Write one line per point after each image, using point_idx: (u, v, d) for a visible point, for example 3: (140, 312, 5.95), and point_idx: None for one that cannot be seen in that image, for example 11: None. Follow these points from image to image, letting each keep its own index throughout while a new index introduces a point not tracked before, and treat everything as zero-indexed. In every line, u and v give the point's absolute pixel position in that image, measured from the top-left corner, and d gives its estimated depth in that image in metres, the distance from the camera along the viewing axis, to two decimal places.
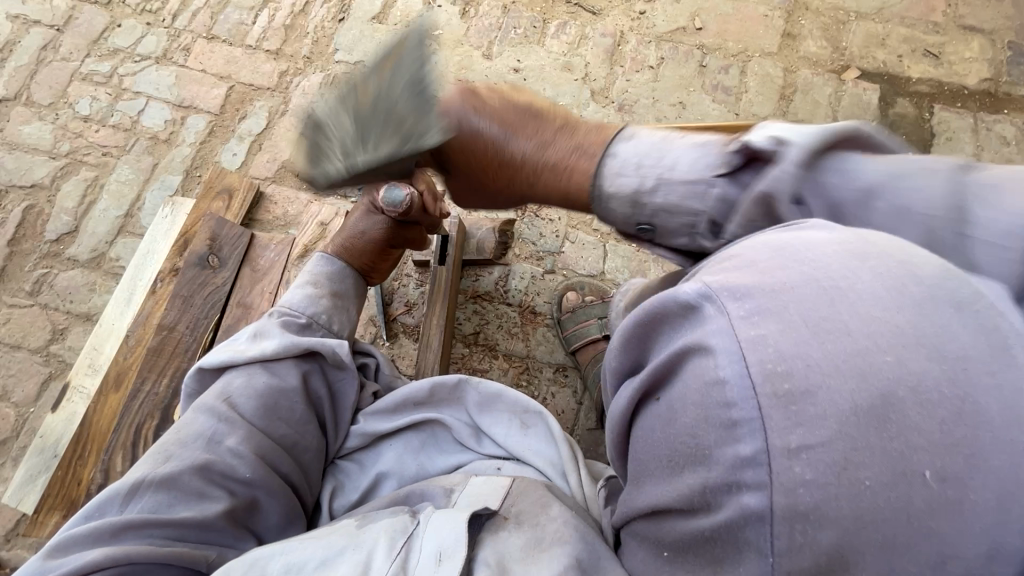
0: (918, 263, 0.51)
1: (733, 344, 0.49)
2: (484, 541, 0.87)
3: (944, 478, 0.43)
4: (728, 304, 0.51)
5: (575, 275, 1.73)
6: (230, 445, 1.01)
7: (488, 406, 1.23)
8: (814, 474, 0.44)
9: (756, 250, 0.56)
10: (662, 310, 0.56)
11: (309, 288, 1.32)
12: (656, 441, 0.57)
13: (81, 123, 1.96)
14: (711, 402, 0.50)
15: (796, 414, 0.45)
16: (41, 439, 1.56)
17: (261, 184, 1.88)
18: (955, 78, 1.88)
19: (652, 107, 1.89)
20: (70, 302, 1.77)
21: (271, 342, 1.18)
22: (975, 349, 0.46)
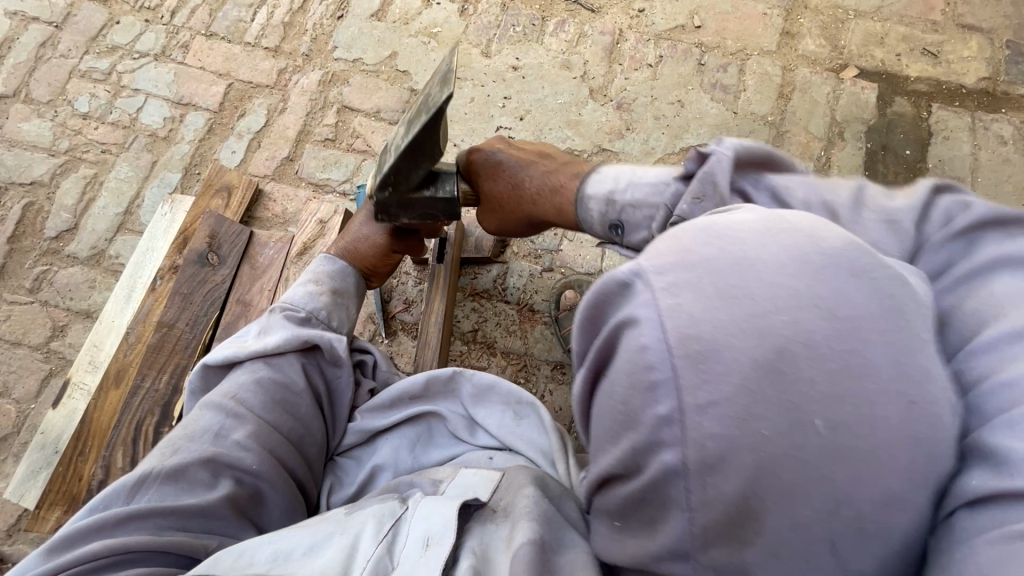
0: (824, 237, 0.59)
1: (655, 313, 0.57)
2: (472, 531, 0.91)
3: (831, 427, 0.52)
4: (653, 279, 0.59)
5: (573, 273, 1.73)
6: (236, 439, 1.02)
7: (482, 397, 1.24)
8: (719, 427, 0.53)
9: (683, 229, 0.63)
10: (603, 291, 0.63)
11: (311, 286, 1.32)
12: (599, 413, 0.64)
13: (81, 121, 1.96)
14: (637, 367, 0.58)
15: (704, 372, 0.54)
16: (42, 435, 1.57)
17: (261, 182, 1.89)
18: (954, 77, 1.88)
19: (651, 105, 1.90)
20: (70, 299, 1.77)
21: (274, 338, 1.19)
22: (866, 309, 0.55)
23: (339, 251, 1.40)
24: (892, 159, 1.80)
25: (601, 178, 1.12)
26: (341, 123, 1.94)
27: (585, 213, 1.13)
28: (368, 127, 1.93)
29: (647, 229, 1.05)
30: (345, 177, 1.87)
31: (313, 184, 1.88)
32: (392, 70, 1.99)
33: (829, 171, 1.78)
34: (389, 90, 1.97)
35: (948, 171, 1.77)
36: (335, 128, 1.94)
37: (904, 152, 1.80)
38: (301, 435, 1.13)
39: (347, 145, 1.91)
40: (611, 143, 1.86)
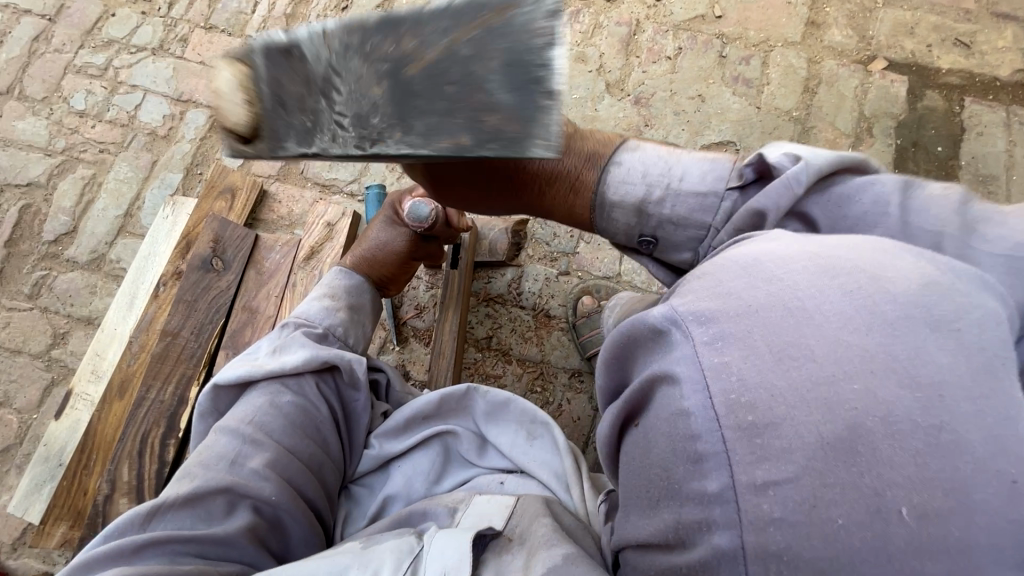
0: (893, 281, 0.54)
1: (698, 372, 0.53)
2: (487, 562, 0.86)
3: (922, 514, 0.44)
4: (694, 330, 0.56)
5: (590, 276, 1.67)
6: (254, 467, 0.96)
7: (496, 416, 1.20)
8: (783, 511, 0.47)
9: (726, 268, 0.61)
10: (637, 333, 0.61)
11: (326, 300, 1.26)
12: (634, 470, 0.59)
13: (77, 118, 1.89)
14: (678, 433, 0.53)
15: (761, 447, 0.48)
16: (45, 448, 1.53)
17: (265, 182, 1.82)
18: (988, 69, 1.80)
19: (670, 100, 1.82)
20: (71, 306, 1.72)
21: (290, 357, 1.13)
22: (953, 373, 0.48)
23: (354, 260, 1.35)
24: (923, 156, 1.72)
25: (626, 174, 0.93)
26: None
27: (607, 223, 0.96)
28: None
29: (693, 249, 0.91)
30: (353, 177, 1.81)
31: (320, 184, 1.81)
32: None
33: None
34: None
35: (982, 168, 1.70)
36: None
37: (935, 149, 1.73)
38: (320, 464, 1.07)
39: None
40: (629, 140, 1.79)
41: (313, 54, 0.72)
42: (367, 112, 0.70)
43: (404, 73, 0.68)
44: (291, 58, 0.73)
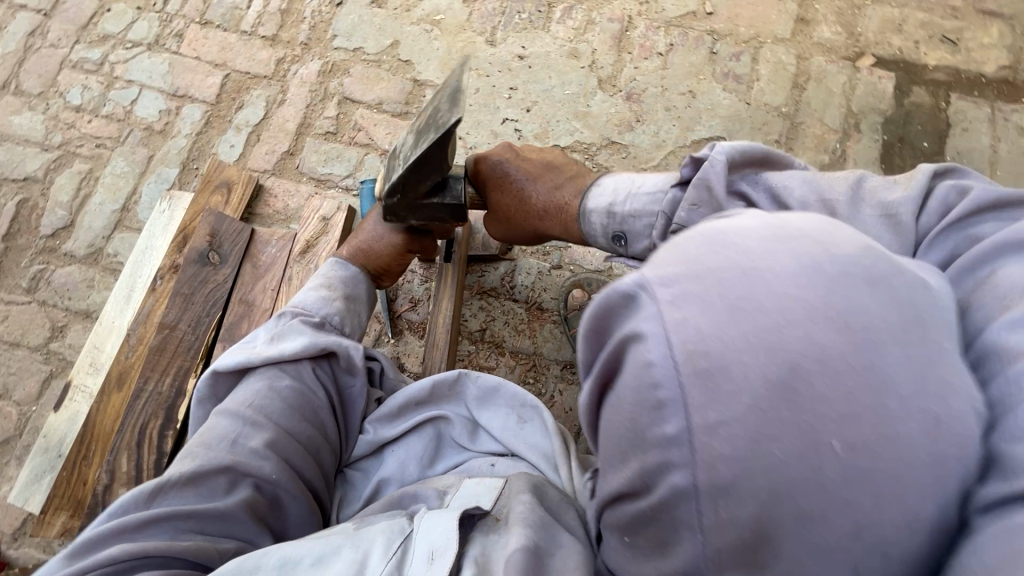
0: (836, 242, 0.55)
1: (660, 327, 0.53)
2: (474, 541, 0.89)
3: (853, 448, 0.47)
4: (657, 290, 0.55)
5: (582, 270, 1.70)
6: (253, 447, 0.99)
7: (487, 400, 1.23)
8: (732, 450, 0.49)
9: (688, 235, 0.59)
10: (607, 304, 0.59)
11: (323, 290, 1.29)
12: (608, 428, 0.60)
13: (73, 113, 1.90)
14: (643, 385, 0.54)
15: (713, 390, 0.50)
16: (45, 439, 1.55)
17: (260, 177, 1.83)
18: (973, 66, 1.83)
19: (661, 96, 1.84)
20: (69, 299, 1.74)
21: (288, 344, 1.16)
22: (885, 321, 0.50)
23: (349, 252, 1.38)
24: (909, 152, 1.75)
25: (600, 193, 1.14)
26: (342, 115, 1.88)
27: (588, 228, 1.15)
28: (370, 119, 1.87)
29: (648, 237, 1.05)
30: (348, 172, 1.82)
31: (316, 178, 1.83)
32: (394, 59, 1.93)
33: (844, 164, 1.74)
34: (392, 80, 1.91)
35: (967, 164, 1.73)
36: (336, 121, 1.88)
37: (922, 144, 1.76)
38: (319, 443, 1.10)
39: (349, 138, 1.86)
40: (621, 135, 1.81)
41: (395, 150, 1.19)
42: (408, 150, 1.12)
43: (418, 127, 1.12)
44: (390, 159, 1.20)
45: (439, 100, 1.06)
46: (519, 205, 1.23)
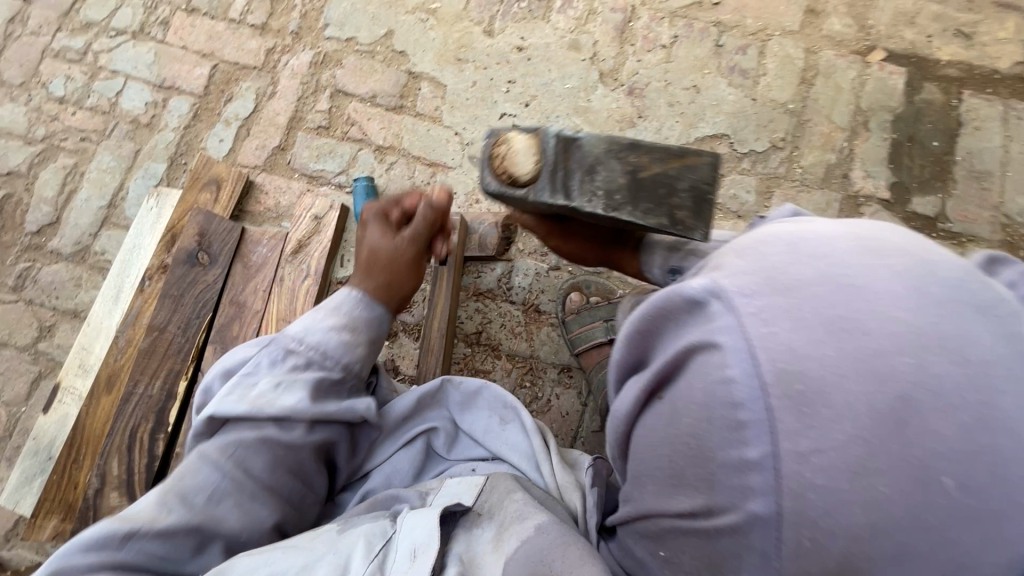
0: (942, 269, 0.57)
1: (742, 342, 0.53)
2: (458, 539, 0.90)
3: (963, 487, 0.47)
4: (738, 302, 0.56)
5: (581, 272, 1.66)
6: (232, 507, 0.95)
7: (468, 405, 1.22)
8: (826, 479, 0.49)
9: (773, 245, 0.63)
10: (667, 306, 0.61)
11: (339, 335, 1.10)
12: (659, 439, 0.63)
13: (57, 105, 1.84)
14: (718, 401, 0.55)
15: (808, 416, 0.50)
16: (34, 442, 1.52)
17: (251, 173, 1.78)
18: (987, 61, 1.77)
19: (664, 91, 1.78)
20: (56, 298, 1.70)
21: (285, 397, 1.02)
22: (994, 353, 0.51)
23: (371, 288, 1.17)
24: (918, 151, 1.70)
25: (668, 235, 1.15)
26: (335, 109, 1.83)
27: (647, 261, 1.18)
28: (364, 113, 1.82)
29: None
30: (341, 168, 1.77)
31: (307, 175, 1.78)
32: (388, 50, 1.87)
33: (851, 164, 1.70)
34: (386, 73, 1.85)
35: (976, 164, 1.68)
36: (328, 115, 1.82)
37: (932, 143, 1.71)
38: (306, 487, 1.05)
39: (342, 133, 1.80)
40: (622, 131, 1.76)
41: (587, 151, 1.00)
42: (614, 190, 0.99)
43: (641, 178, 0.99)
44: (569, 152, 1.01)
45: (679, 180, 0.99)
46: (608, 241, 1.24)
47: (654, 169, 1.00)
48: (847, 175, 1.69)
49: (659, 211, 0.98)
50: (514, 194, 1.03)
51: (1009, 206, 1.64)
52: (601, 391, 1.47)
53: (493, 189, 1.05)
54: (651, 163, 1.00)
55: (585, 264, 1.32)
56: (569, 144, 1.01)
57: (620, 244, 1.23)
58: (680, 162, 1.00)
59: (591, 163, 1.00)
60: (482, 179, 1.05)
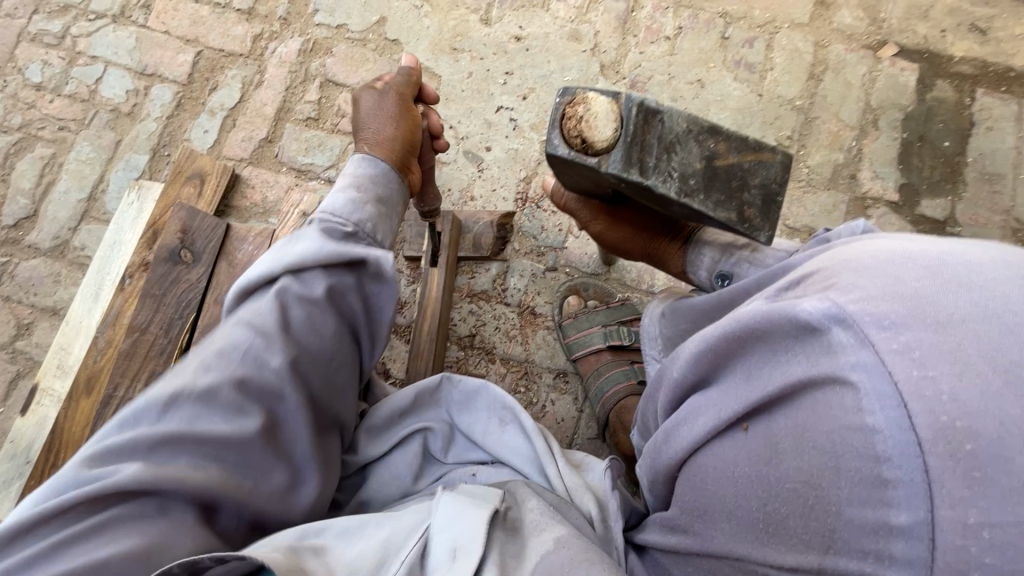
0: None
1: (888, 387, 0.51)
2: (495, 538, 0.83)
3: None
4: (875, 335, 0.54)
5: (578, 274, 1.61)
6: (272, 365, 0.89)
7: (466, 406, 1.16)
8: (996, 559, 0.44)
9: (907, 268, 0.61)
10: (782, 330, 0.64)
11: (352, 193, 1.09)
12: (756, 476, 0.64)
13: (34, 92, 1.76)
14: (850, 447, 0.53)
15: (979, 483, 0.45)
16: (12, 444, 1.47)
17: (236, 166, 1.71)
18: (1002, 58, 1.70)
19: (668, 85, 1.72)
20: (35, 295, 1.64)
21: (305, 246, 1.00)
22: None
23: None
24: (929, 152, 1.65)
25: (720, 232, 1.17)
26: (324, 100, 1.75)
27: (695, 258, 1.17)
28: None
29: None
30: (331, 162, 1.70)
31: (296, 169, 1.71)
32: (381, 38, 1.79)
33: (860, 164, 1.64)
34: (378, 62, 1.77)
35: (988, 166, 1.63)
36: (317, 106, 1.75)
37: (942, 144, 1.65)
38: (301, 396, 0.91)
39: (332, 125, 1.73)
40: None
41: (669, 127, 0.96)
42: (690, 174, 0.96)
43: (716, 167, 0.98)
44: (649, 125, 0.96)
45: (752, 173, 0.99)
46: (657, 230, 1.22)
47: (728, 159, 0.98)
48: (855, 176, 1.63)
49: (730, 202, 0.98)
50: (585, 162, 0.97)
51: (1021, 210, 1.59)
52: (598, 400, 1.42)
53: (562, 154, 0.98)
54: (728, 152, 0.99)
55: (626, 256, 1.29)
56: (649, 118, 0.96)
57: (668, 236, 1.22)
58: (753, 157, 1.00)
59: (671, 142, 0.96)
60: (552, 142, 0.98)
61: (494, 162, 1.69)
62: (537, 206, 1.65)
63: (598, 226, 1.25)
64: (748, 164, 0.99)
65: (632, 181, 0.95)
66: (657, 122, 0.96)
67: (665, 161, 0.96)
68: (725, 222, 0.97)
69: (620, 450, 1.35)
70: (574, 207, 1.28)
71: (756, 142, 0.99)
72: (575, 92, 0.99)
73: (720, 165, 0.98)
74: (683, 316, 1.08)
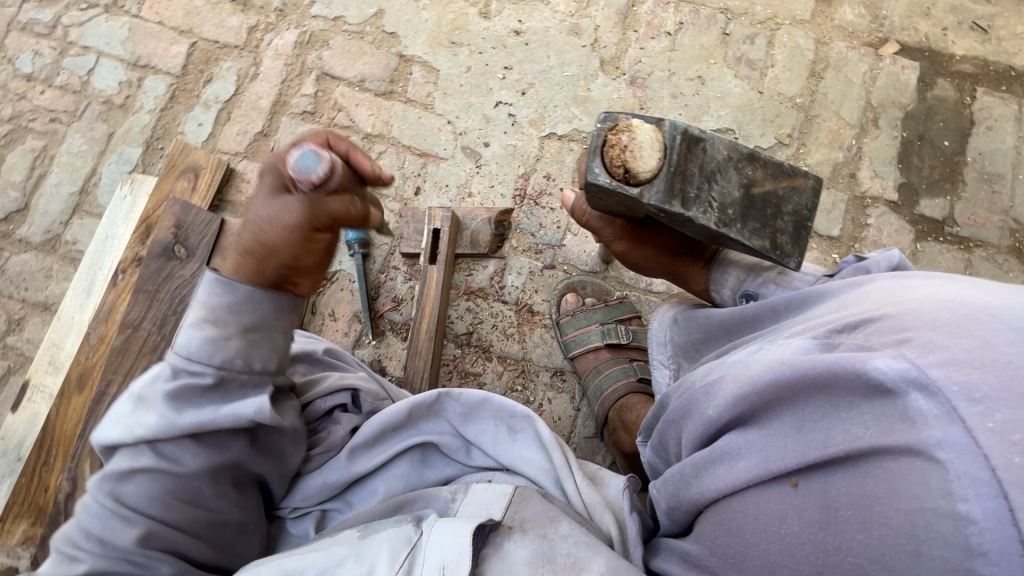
0: None
1: (983, 472, 0.46)
2: (490, 559, 0.84)
3: None
4: (964, 406, 0.49)
5: (576, 271, 1.60)
6: (130, 541, 0.79)
7: (471, 415, 1.13)
8: None
9: (988, 322, 0.56)
10: (849, 383, 0.57)
11: (206, 327, 0.87)
12: (805, 540, 0.58)
13: (24, 83, 1.73)
14: (933, 532, 0.48)
15: None
16: (3, 442, 1.45)
17: (231, 160, 1.69)
18: (1003, 57, 1.70)
19: (668, 81, 1.70)
20: (26, 290, 1.61)
21: (155, 416, 0.83)
22: None
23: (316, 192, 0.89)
24: (929, 151, 1.64)
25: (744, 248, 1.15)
26: (321, 93, 1.73)
27: (717, 279, 1.14)
28: (352, 98, 1.72)
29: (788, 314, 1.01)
30: None
31: None
32: (378, 31, 1.76)
33: (859, 163, 1.63)
34: (375, 55, 1.75)
35: (988, 166, 1.62)
36: (314, 99, 1.72)
37: (942, 143, 1.64)
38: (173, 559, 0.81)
39: (329, 119, 1.71)
40: None
41: (710, 156, 0.98)
42: (729, 204, 0.97)
43: (753, 194, 0.99)
44: (691, 153, 0.97)
45: (789, 200, 1.01)
46: (678, 249, 1.19)
47: (765, 186, 1.00)
48: (855, 175, 1.63)
49: (766, 230, 0.99)
50: (626, 192, 0.96)
51: (1019, 211, 1.59)
52: (595, 398, 1.41)
53: (603, 183, 0.97)
54: (764, 179, 1.00)
55: (644, 274, 1.27)
56: (692, 146, 0.97)
57: (690, 255, 1.18)
58: (789, 182, 1.01)
59: (711, 171, 0.98)
60: (593, 169, 0.97)
61: (492, 158, 1.67)
62: (536, 203, 1.64)
63: (620, 246, 1.23)
64: (784, 190, 1.00)
65: (674, 211, 0.96)
66: (700, 150, 0.98)
67: (705, 189, 0.97)
68: (760, 251, 0.98)
69: (619, 448, 1.33)
70: (594, 220, 1.24)
71: (792, 168, 1.01)
72: (618, 119, 0.99)
73: (758, 193, 0.99)
74: (697, 325, 1.05)
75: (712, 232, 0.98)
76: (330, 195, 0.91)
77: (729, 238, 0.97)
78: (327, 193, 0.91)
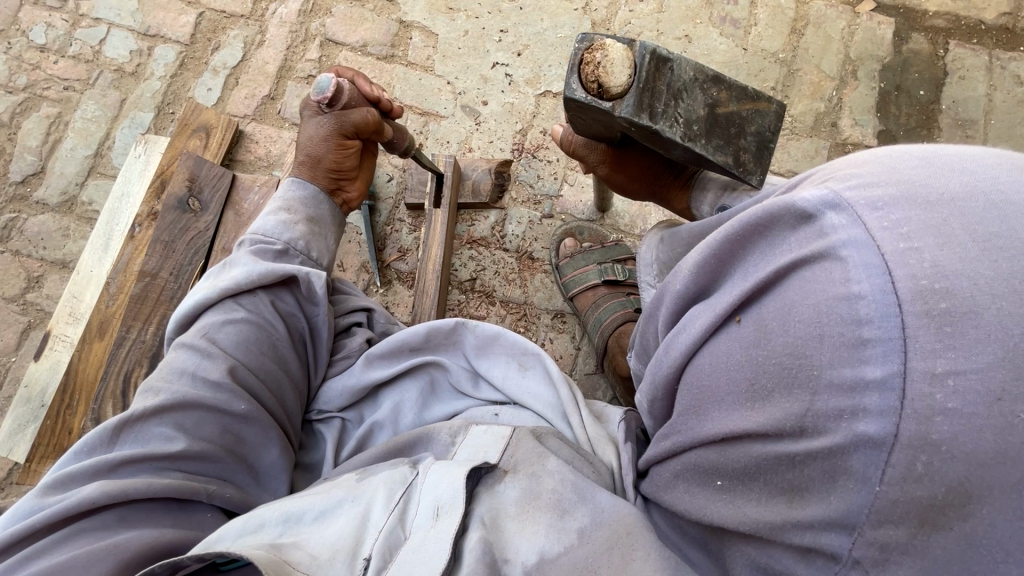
0: None
1: (875, 259, 0.50)
2: (480, 496, 0.81)
3: None
4: (868, 216, 0.53)
5: (573, 220, 1.67)
6: (212, 377, 0.93)
7: (486, 349, 1.12)
8: (958, 403, 0.45)
9: (904, 156, 0.59)
10: (777, 216, 0.61)
11: (282, 214, 1.16)
12: (737, 362, 0.61)
13: (38, 53, 1.80)
14: (836, 317, 0.52)
15: (951, 336, 0.45)
16: (27, 389, 1.51)
17: (241, 122, 1.76)
18: (974, 12, 1.79)
19: (656, 40, 1.78)
20: (44, 249, 1.68)
21: (239, 271, 1.07)
22: None
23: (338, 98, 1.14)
24: (905, 100, 1.73)
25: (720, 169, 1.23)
26: (325, 58, 1.80)
27: (697, 204, 1.24)
28: (355, 62, 1.79)
29: None
30: None
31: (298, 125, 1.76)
32: None
33: (839, 113, 1.72)
34: (376, 21, 1.82)
35: (962, 112, 1.71)
36: (318, 64, 1.80)
37: (918, 92, 1.73)
38: (249, 399, 0.94)
39: None
40: None
41: (677, 75, 1.01)
42: (695, 121, 1.02)
43: (717, 114, 1.05)
44: (661, 72, 0.99)
45: (750, 121, 1.07)
46: (660, 171, 1.27)
47: (729, 106, 1.05)
48: (836, 124, 1.71)
49: (729, 147, 1.05)
50: (601, 107, 0.97)
51: None
52: (595, 332, 1.48)
53: (579, 98, 0.98)
54: (728, 101, 1.06)
55: (632, 195, 1.36)
56: (662, 63, 0.99)
57: (672, 176, 1.27)
58: (752, 105, 1.07)
59: (680, 88, 1.01)
60: (570, 85, 0.97)
61: (491, 115, 1.74)
62: (533, 156, 1.71)
63: (604, 170, 1.30)
64: (748, 112, 1.07)
65: (644, 125, 0.98)
66: (668, 67, 1.00)
67: (673, 106, 1.01)
68: (722, 167, 1.04)
69: (618, 374, 1.40)
70: (582, 147, 1.30)
71: (755, 90, 1.07)
72: (594, 39, 0.98)
73: (722, 112, 1.05)
74: (680, 241, 1.10)
75: (677, 147, 1.03)
76: (346, 108, 1.16)
77: (693, 153, 1.02)
78: (344, 106, 1.16)
